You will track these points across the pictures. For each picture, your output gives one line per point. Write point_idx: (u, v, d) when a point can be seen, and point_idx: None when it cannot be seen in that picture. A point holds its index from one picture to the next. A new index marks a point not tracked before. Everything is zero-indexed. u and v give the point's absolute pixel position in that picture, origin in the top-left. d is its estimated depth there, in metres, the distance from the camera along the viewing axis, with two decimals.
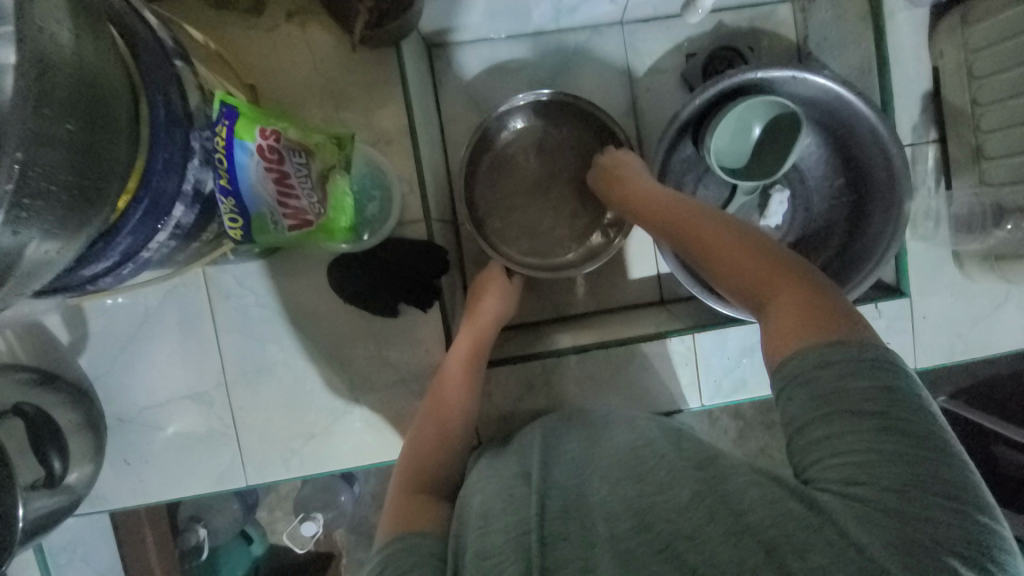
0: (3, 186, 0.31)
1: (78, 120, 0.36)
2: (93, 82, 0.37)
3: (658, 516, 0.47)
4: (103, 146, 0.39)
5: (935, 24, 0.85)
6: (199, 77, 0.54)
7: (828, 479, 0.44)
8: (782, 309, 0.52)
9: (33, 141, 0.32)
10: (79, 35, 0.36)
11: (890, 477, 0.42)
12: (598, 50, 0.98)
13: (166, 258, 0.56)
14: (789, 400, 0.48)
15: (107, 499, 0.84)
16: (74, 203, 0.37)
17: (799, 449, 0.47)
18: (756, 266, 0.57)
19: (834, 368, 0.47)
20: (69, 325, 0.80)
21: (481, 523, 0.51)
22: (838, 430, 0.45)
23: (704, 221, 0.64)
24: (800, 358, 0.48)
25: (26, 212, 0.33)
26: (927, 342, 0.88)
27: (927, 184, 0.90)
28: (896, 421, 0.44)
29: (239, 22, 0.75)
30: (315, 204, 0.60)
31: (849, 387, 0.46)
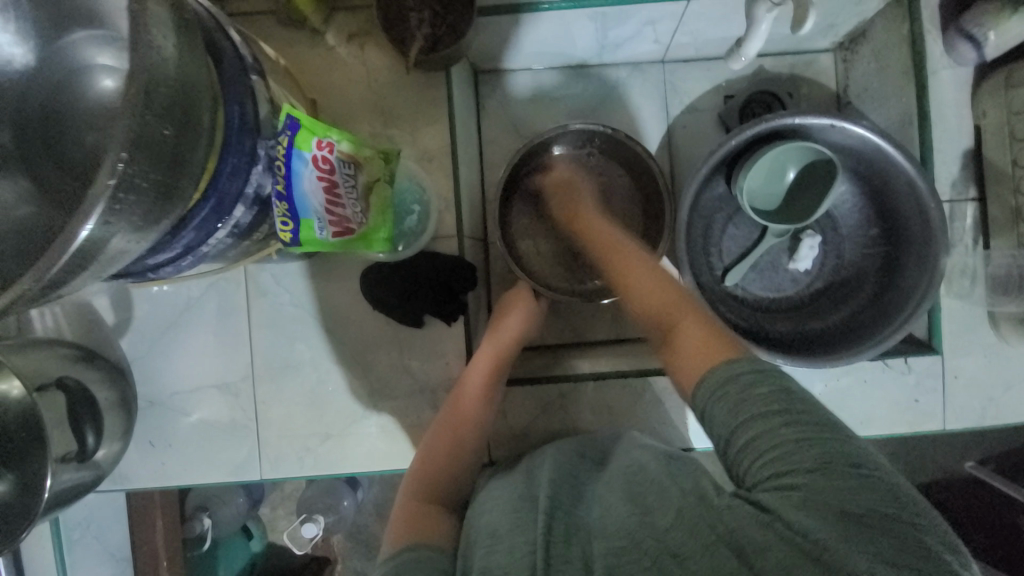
0: (107, 180, 0.36)
1: (174, 127, 0.41)
2: (189, 89, 0.42)
3: (652, 535, 0.47)
4: (192, 148, 0.43)
5: (979, 83, 0.85)
6: (269, 90, 0.59)
7: (760, 480, 0.45)
8: (689, 341, 0.57)
9: (138, 147, 0.37)
10: (182, 49, 0.41)
11: (808, 460, 0.44)
12: (638, 85, 1.01)
13: (222, 253, 0.60)
14: (712, 417, 0.50)
15: (129, 479, 0.87)
16: (160, 198, 0.41)
17: (732, 456, 0.48)
18: (662, 305, 0.64)
19: (741, 378, 0.49)
20: (116, 308, 0.85)
21: (489, 543, 0.52)
22: (754, 431, 0.46)
23: (637, 266, 0.71)
24: (708, 381, 0.51)
25: (121, 206, 0.37)
26: (957, 404, 0.86)
27: (965, 242, 0.88)
28: (797, 411, 0.46)
29: (304, 40, 0.81)
30: (358, 214, 0.63)
31: (756, 393, 0.48)
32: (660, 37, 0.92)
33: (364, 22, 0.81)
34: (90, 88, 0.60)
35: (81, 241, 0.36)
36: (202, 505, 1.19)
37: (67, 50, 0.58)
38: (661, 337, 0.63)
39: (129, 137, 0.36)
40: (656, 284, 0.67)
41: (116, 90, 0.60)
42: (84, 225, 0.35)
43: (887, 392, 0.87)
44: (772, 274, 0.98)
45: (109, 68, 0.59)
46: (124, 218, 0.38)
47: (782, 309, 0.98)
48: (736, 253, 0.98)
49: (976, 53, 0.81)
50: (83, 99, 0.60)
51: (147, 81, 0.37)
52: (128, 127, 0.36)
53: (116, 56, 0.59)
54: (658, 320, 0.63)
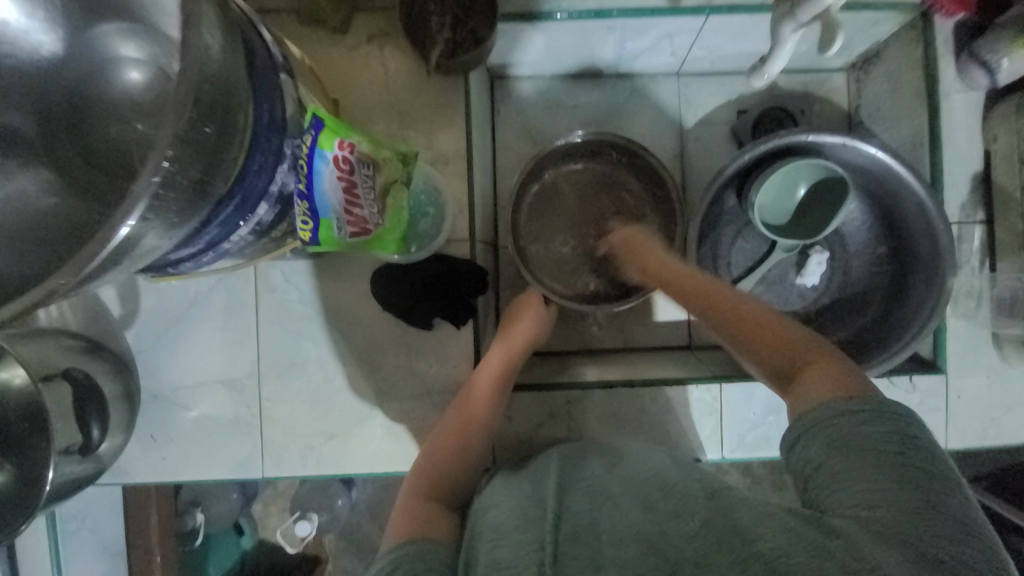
0: (151, 177, 0.36)
1: (216, 125, 0.41)
2: (231, 88, 0.42)
3: (670, 542, 0.47)
4: (229, 147, 0.44)
5: (990, 108, 0.86)
6: (296, 89, 0.59)
7: (842, 507, 0.46)
8: (816, 377, 0.55)
9: (183, 144, 0.38)
10: (226, 47, 0.42)
11: (902, 501, 0.45)
12: (653, 96, 1.02)
13: (242, 250, 0.60)
14: (810, 443, 0.51)
15: (128, 472, 0.86)
16: (195, 194, 0.42)
17: (817, 484, 0.50)
18: (778, 339, 0.61)
19: (855, 416, 0.50)
20: (122, 299, 0.84)
21: (494, 536, 0.52)
22: (856, 465, 0.48)
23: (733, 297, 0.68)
24: (825, 411, 0.51)
25: (161, 202, 0.38)
26: (960, 424, 0.87)
27: (970, 263, 0.89)
28: (903, 457, 0.47)
29: (325, 39, 0.80)
30: (375, 215, 0.63)
31: (872, 434, 0.49)
32: (677, 50, 0.93)
33: (386, 23, 0.81)
34: (117, 79, 0.60)
35: (122, 236, 0.36)
36: (195, 499, 1.18)
37: (96, 40, 0.58)
38: (780, 369, 0.60)
39: (177, 135, 0.37)
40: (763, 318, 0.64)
41: (144, 84, 0.60)
42: (126, 221, 0.36)
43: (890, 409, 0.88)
44: (779, 288, 0.98)
45: (135, 60, 0.59)
46: (162, 212, 0.39)
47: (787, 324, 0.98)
48: (744, 266, 0.99)
49: (988, 79, 0.82)
50: (109, 91, 0.60)
51: (197, 78, 0.38)
52: (175, 125, 0.37)
53: (141, 48, 0.59)
54: (783, 351, 0.60)
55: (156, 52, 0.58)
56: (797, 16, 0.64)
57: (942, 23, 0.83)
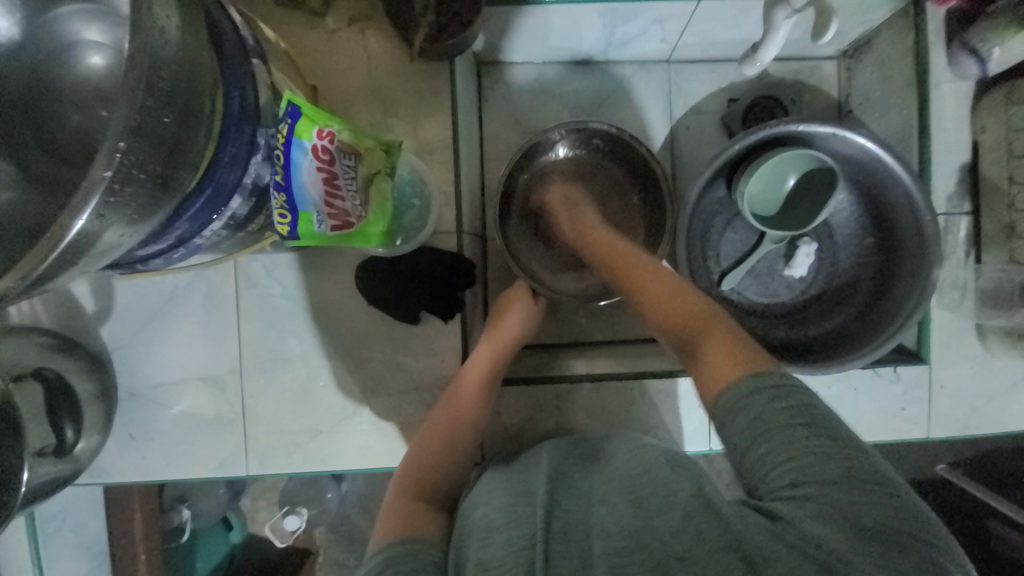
0: (104, 171, 0.34)
1: (174, 114, 0.39)
2: (193, 74, 0.40)
3: (656, 538, 0.46)
4: (190, 137, 0.42)
5: (979, 98, 0.85)
6: (270, 76, 0.56)
7: (776, 489, 0.46)
8: (712, 348, 0.56)
9: (137, 135, 0.36)
10: (187, 31, 0.39)
11: (823, 472, 0.45)
12: (643, 84, 1.00)
13: (216, 245, 0.58)
14: (729, 426, 0.51)
15: (107, 472, 0.84)
16: (156, 188, 0.39)
17: (746, 465, 0.49)
18: (682, 313, 0.62)
19: (764, 393, 0.50)
20: (96, 295, 0.81)
21: (483, 535, 0.51)
22: (775, 443, 0.47)
23: (655, 278, 0.68)
24: (732, 393, 0.51)
25: (117, 197, 0.36)
26: (942, 413, 0.88)
27: (957, 255, 0.89)
28: (812, 425, 0.47)
29: (303, 22, 0.77)
30: (358, 207, 0.60)
31: (781, 407, 0.48)
32: (667, 36, 0.90)
33: (366, 5, 0.77)
34: (77, 65, 0.56)
35: (74, 236, 0.34)
36: (181, 495, 1.16)
37: (58, 26, 0.56)
38: (682, 342, 0.61)
39: (128, 127, 0.35)
40: (676, 295, 0.65)
41: (105, 69, 0.56)
42: (77, 218, 0.34)
43: (875, 397, 0.89)
44: (767, 279, 0.98)
45: (97, 44, 0.56)
46: (120, 210, 0.37)
47: (776, 315, 0.99)
48: (734, 258, 0.99)
49: (978, 68, 0.81)
50: (70, 78, 0.57)
51: (151, 63, 0.36)
52: (129, 113, 0.35)
53: (104, 32, 0.56)
54: (684, 324, 0.61)
55: (118, 35, 0.56)
56: None
57: (935, 10, 0.82)
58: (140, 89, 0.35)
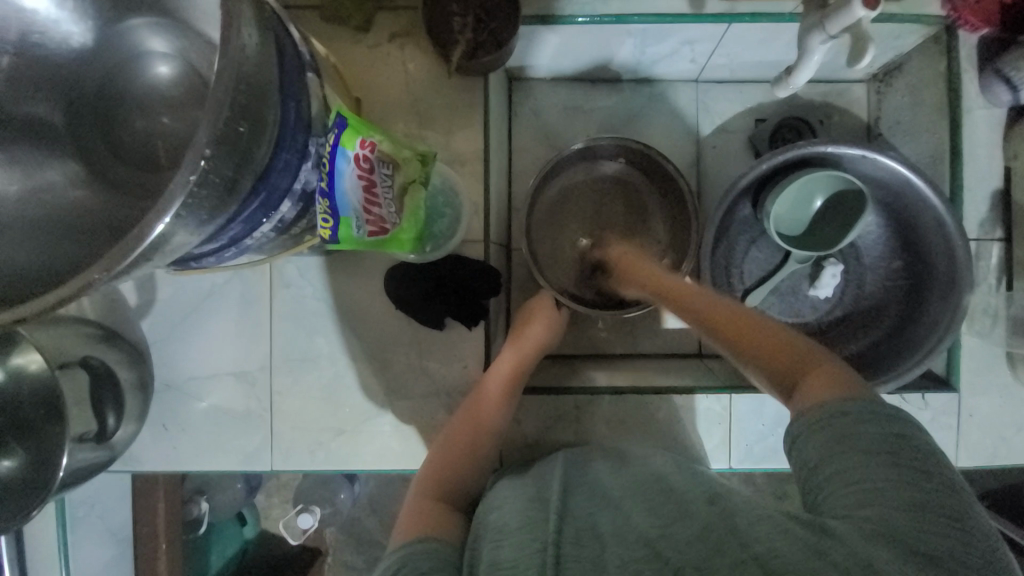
0: (188, 176, 0.38)
1: (248, 124, 0.42)
2: (263, 88, 0.43)
3: (671, 547, 0.46)
4: (257, 149, 0.45)
5: (1013, 124, 0.85)
6: (321, 89, 0.60)
7: (836, 507, 0.47)
8: (813, 379, 0.55)
9: (220, 144, 0.39)
10: (260, 47, 0.42)
11: (894, 500, 0.45)
12: (670, 103, 1.01)
13: (262, 246, 0.61)
14: (807, 440, 0.51)
15: (139, 461, 0.87)
16: (224, 190, 0.43)
17: (811, 482, 0.50)
18: (761, 341, 0.61)
19: (848, 420, 0.50)
20: (139, 290, 0.85)
21: (497, 537, 0.52)
22: (849, 465, 0.48)
23: (711, 301, 0.69)
24: (824, 418, 0.51)
25: (193, 200, 0.40)
26: (971, 442, 0.86)
27: (988, 281, 0.88)
28: (902, 458, 0.47)
29: (346, 36, 0.81)
30: (393, 214, 0.62)
31: (870, 435, 0.48)
32: (697, 57, 0.92)
33: (407, 21, 0.81)
34: (145, 74, 0.60)
35: (158, 233, 0.38)
36: (200, 488, 1.18)
37: (127, 35, 0.59)
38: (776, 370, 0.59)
39: (214, 136, 0.39)
40: (737, 316, 0.65)
41: (172, 78, 0.61)
42: (163, 217, 0.38)
43: None
44: (791, 299, 0.98)
45: (163, 54, 0.60)
46: (193, 211, 0.40)
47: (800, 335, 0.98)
48: (757, 276, 0.99)
49: (1011, 95, 0.81)
50: (137, 84, 0.61)
51: (230, 77, 0.39)
52: (211, 126, 0.38)
53: (171, 43, 0.59)
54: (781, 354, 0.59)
55: (185, 48, 0.59)
56: (826, 28, 0.63)
57: (967, 37, 0.83)
58: (224, 101, 0.38)
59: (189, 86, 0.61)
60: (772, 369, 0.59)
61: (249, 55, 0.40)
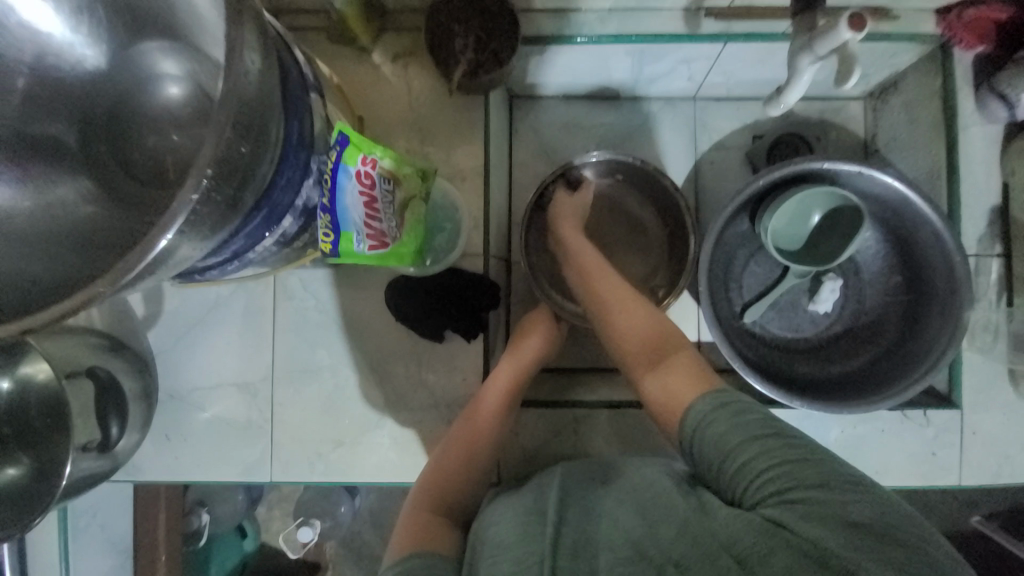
0: (190, 194, 0.39)
1: (249, 145, 0.44)
2: (265, 109, 0.45)
3: (653, 545, 0.50)
4: (256, 167, 0.47)
5: (1009, 141, 0.85)
6: (324, 108, 0.62)
7: (761, 497, 0.49)
8: (675, 372, 0.64)
9: (221, 163, 0.41)
10: (264, 69, 0.44)
11: (806, 477, 0.48)
12: (668, 119, 1.03)
13: (265, 259, 0.63)
14: (706, 440, 0.55)
15: (141, 470, 0.88)
16: (225, 207, 0.44)
17: (727, 481, 0.53)
18: (646, 333, 0.70)
19: (728, 409, 0.55)
20: (147, 301, 0.87)
21: (495, 552, 0.52)
22: (753, 454, 0.51)
23: (612, 282, 0.76)
24: (701, 406, 0.57)
25: (196, 217, 0.41)
26: (974, 460, 0.86)
27: (989, 296, 0.87)
28: (788, 438, 0.52)
29: (352, 57, 0.84)
30: (393, 228, 0.64)
31: (756, 420, 0.54)
32: (694, 75, 0.94)
33: (410, 42, 0.83)
34: (157, 94, 0.62)
35: (159, 249, 0.39)
36: (201, 500, 1.19)
37: (142, 59, 0.61)
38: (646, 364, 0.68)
39: (215, 157, 0.40)
40: (634, 305, 0.72)
41: (182, 98, 0.63)
42: (165, 234, 0.39)
43: (904, 442, 0.87)
44: (791, 314, 0.98)
45: (175, 76, 0.61)
46: (195, 228, 0.42)
47: (800, 350, 0.98)
48: (757, 290, 0.99)
49: (1007, 112, 0.82)
50: (150, 105, 0.63)
51: (234, 100, 0.40)
52: (212, 146, 0.40)
53: (181, 65, 0.61)
54: (649, 347, 0.69)
55: (195, 69, 0.60)
56: (815, 49, 0.65)
57: (962, 54, 0.84)
58: (227, 122, 0.40)
59: (198, 105, 0.63)
60: (647, 353, 0.68)
61: (253, 77, 0.42)
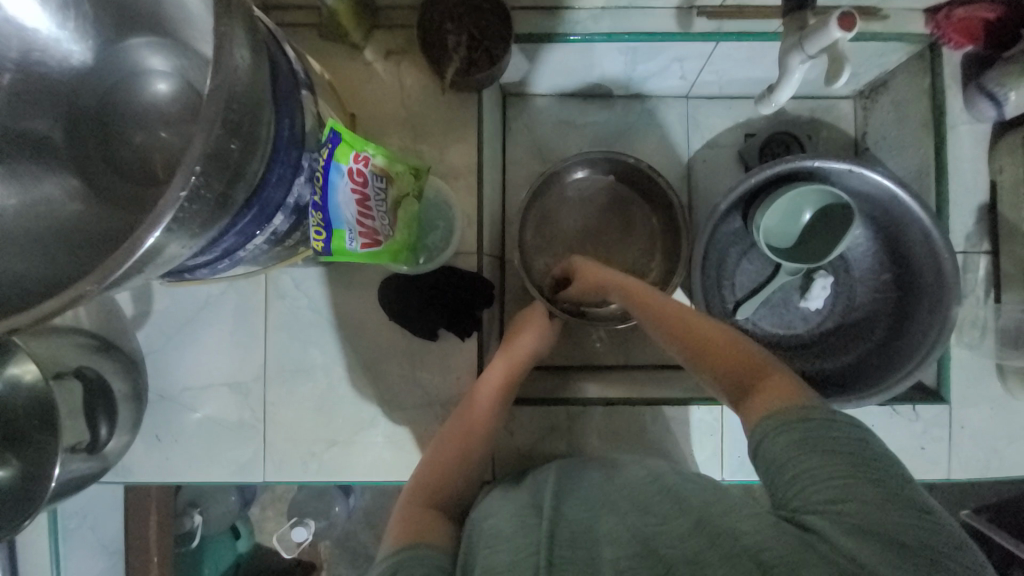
0: (179, 192, 0.39)
1: (239, 142, 0.44)
2: (254, 105, 0.44)
3: (661, 542, 0.48)
4: (246, 164, 0.46)
5: (996, 140, 0.86)
6: (315, 106, 0.61)
7: (810, 504, 0.47)
8: (767, 390, 0.57)
9: (210, 160, 0.40)
10: (254, 66, 0.44)
11: (863, 495, 0.46)
12: (661, 118, 1.03)
13: (256, 258, 0.62)
14: (769, 446, 0.52)
15: (131, 471, 0.87)
16: (215, 204, 0.44)
17: (778, 484, 0.51)
18: (730, 357, 0.63)
19: (810, 427, 0.51)
20: (136, 300, 0.86)
21: (492, 542, 0.52)
22: (817, 464, 0.49)
23: (684, 311, 0.71)
24: (778, 421, 0.53)
25: (184, 214, 0.41)
26: (962, 455, 0.87)
27: (976, 293, 0.89)
28: (861, 457, 0.48)
29: (343, 54, 0.83)
30: (385, 226, 0.64)
31: (829, 436, 0.50)
32: (687, 74, 0.94)
33: (403, 40, 0.83)
34: (145, 91, 0.61)
35: (148, 246, 0.39)
36: (193, 501, 1.18)
37: (127, 54, 0.60)
38: (731, 383, 0.62)
39: (204, 154, 0.40)
40: (713, 330, 0.67)
41: (170, 95, 0.61)
42: (153, 231, 0.39)
43: (894, 436, 0.88)
44: (783, 311, 0.99)
45: (163, 72, 0.61)
46: (185, 224, 0.41)
47: (791, 347, 0.98)
48: (749, 288, 0.99)
49: (996, 111, 0.83)
50: (136, 101, 0.62)
51: (225, 97, 0.40)
52: (203, 144, 0.39)
53: (170, 62, 0.60)
54: (734, 369, 0.62)
55: (183, 66, 0.60)
56: (805, 48, 0.65)
57: (952, 53, 0.85)
58: (217, 120, 0.40)
59: (186, 101, 0.62)
60: (732, 380, 0.62)
61: (242, 75, 0.41)
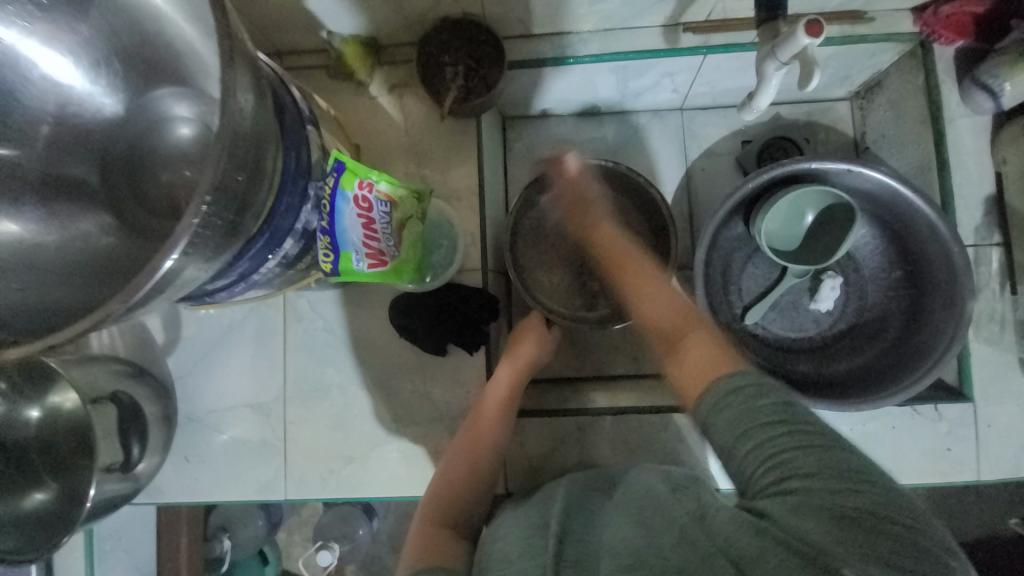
0: (193, 219, 0.43)
1: (245, 173, 0.48)
2: (259, 140, 0.49)
3: (651, 552, 0.48)
4: (252, 193, 0.51)
5: (997, 131, 0.86)
6: (321, 139, 0.67)
7: (764, 487, 0.49)
8: (693, 359, 0.63)
9: (219, 190, 0.45)
10: (258, 104, 0.48)
11: (806, 468, 0.48)
12: (657, 130, 1.06)
13: (270, 281, 0.67)
14: (715, 431, 0.55)
15: (161, 492, 0.91)
16: (225, 229, 0.48)
17: (734, 470, 0.53)
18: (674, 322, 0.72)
19: (739, 393, 0.55)
20: (165, 328, 0.91)
21: (501, 566, 0.53)
22: (758, 442, 0.51)
23: (655, 278, 0.81)
24: (714, 391, 0.56)
25: (199, 238, 0.45)
26: (992, 454, 0.84)
27: (992, 286, 0.86)
28: (796, 423, 0.51)
29: (349, 90, 0.89)
30: (391, 247, 0.67)
31: (764, 405, 0.53)
32: (679, 87, 0.97)
33: (405, 74, 0.89)
34: (169, 135, 0.67)
35: (165, 269, 0.43)
36: (223, 525, 1.22)
37: (154, 103, 0.67)
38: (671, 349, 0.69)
39: (213, 184, 0.44)
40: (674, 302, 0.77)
41: (192, 138, 0.67)
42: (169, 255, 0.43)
43: (916, 438, 0.86)
44: (793, 314, 0.98)
45: (186, 118, 0.67)
46: (199, 250, 0.46)
47: (804, 350, 0.97)
48: (756, 292, 0.99)
49: (993, 102, 0.83)
50: (163, 145, 0.68)
51: (232, 133, 0.45)
52: (212, 176, 0.44)
53: (191, 108, 0.66)
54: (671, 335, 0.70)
55: (203, 110, 0.66)
56: (779, 55, 0.67)
57: (943, 49, 0.85)
58: (224, 154, 0.44)
59: (204, 141, 0.67)
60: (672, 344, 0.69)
61: (246, 114, 0.46)
